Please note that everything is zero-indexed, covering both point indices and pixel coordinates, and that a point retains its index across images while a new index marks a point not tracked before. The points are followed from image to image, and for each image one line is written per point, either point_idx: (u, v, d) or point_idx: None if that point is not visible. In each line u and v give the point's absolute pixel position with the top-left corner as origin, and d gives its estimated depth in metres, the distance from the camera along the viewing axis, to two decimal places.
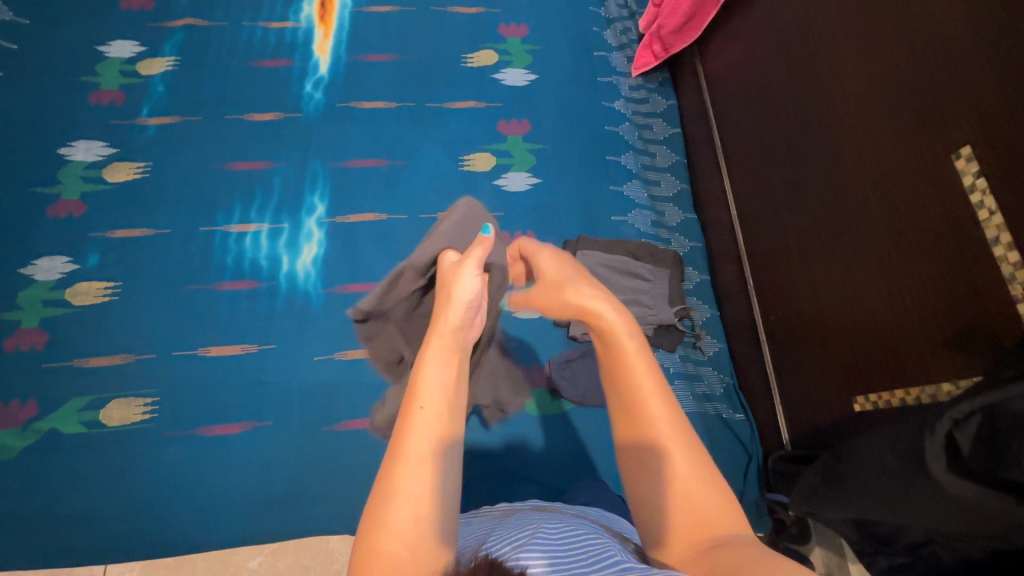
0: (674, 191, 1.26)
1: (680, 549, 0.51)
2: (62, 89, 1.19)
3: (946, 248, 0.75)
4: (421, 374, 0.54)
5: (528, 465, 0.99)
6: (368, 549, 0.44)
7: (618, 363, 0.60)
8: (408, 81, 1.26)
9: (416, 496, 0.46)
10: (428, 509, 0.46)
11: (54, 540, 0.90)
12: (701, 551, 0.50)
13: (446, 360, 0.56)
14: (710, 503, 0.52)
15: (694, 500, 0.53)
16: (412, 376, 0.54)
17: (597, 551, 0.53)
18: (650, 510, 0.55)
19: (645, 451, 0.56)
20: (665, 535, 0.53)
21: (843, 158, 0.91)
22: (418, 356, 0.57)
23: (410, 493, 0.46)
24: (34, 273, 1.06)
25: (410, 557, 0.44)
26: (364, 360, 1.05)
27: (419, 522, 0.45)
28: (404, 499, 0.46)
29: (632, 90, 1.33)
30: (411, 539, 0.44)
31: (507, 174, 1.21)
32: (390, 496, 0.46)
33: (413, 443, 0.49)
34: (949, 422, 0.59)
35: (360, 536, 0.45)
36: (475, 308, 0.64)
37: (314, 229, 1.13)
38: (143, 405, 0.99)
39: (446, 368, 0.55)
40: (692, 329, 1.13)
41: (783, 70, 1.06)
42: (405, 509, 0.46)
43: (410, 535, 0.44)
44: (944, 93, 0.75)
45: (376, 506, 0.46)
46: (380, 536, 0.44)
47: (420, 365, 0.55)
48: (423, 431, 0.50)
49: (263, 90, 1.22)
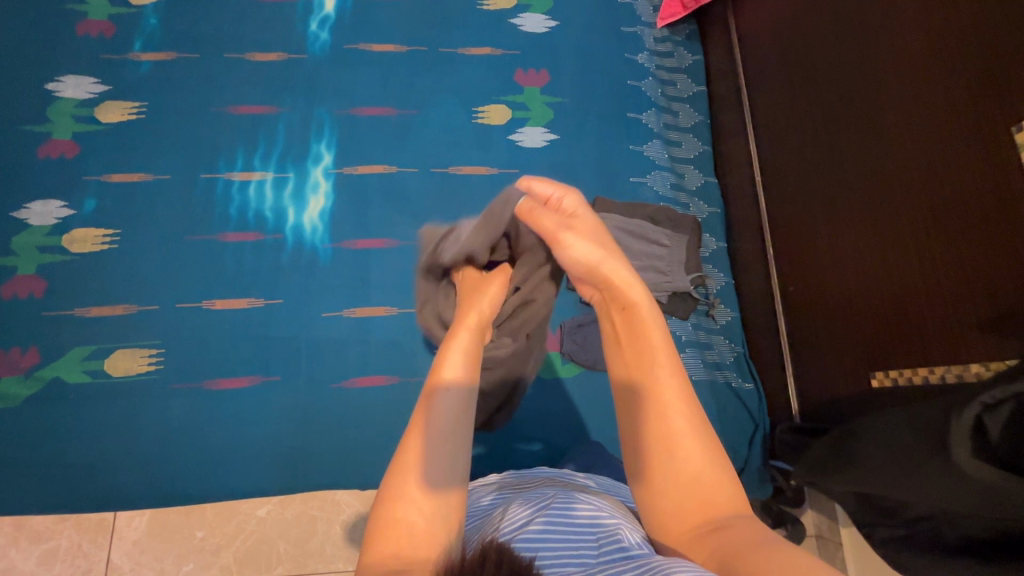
0: (696, 153, 1.20)
1: (679, 532, 0.51)
2: (48, 18, 1.11)
3: (990, 227, 0.72)
4: (443, 360, 0.59)
5: (534, 426, 1.00)
6: (384, 522, 0.47)
7: (636, 350, 0.59)
8: (420, 22, 1.18)
9: (416, 493, 0.48)
10: (423, 516, 0.47)
11: (64, 486, 0.91)
12: (700, 535, 0.49)
13: (460, 350, 0.61)
14: (706, 492, 0.51)
15: (687, 471, 0.52)
16: (434, 362, 0.59)
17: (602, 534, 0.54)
18: (651, 494, 0.53)
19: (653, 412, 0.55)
20: (665, 514, 0.52)
21: (886, 126, 0.87)
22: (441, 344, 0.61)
23: (408, 495, 0.48)
24: (28, 217, 1.01)
25: (424, 524, 0.46)
26: (372, 318, 1.02)
27: (415, 527, 0.46)
28: (408, 503, 0.47)
29: (656, 42, 1.25)
30: (431, 511, 0.47)
31: (523, 128, 1.15)
32: (395, 501, 0.48)
33: (435, 415, 0.53)
34: (979, 406, 0.59)
35: (378, 512, 0.48)
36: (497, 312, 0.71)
37: (320, 179, 1.08)
38: (149, 356, 0.97)
39: (462, 357, 0.60)
40: (707, 298, 1.11)
41: (826, 22, 0.99)
42: (408, 508, 0.47)
43: (417, 532, 0.46)
44: (1009, 57, 0.70)
45: (391, 485, 0.49)
46: (396, 505, 0.47)
47: (443, 353, 0.60)
48: (442, 410, 0.54)
49: (265, 27, 1.14)
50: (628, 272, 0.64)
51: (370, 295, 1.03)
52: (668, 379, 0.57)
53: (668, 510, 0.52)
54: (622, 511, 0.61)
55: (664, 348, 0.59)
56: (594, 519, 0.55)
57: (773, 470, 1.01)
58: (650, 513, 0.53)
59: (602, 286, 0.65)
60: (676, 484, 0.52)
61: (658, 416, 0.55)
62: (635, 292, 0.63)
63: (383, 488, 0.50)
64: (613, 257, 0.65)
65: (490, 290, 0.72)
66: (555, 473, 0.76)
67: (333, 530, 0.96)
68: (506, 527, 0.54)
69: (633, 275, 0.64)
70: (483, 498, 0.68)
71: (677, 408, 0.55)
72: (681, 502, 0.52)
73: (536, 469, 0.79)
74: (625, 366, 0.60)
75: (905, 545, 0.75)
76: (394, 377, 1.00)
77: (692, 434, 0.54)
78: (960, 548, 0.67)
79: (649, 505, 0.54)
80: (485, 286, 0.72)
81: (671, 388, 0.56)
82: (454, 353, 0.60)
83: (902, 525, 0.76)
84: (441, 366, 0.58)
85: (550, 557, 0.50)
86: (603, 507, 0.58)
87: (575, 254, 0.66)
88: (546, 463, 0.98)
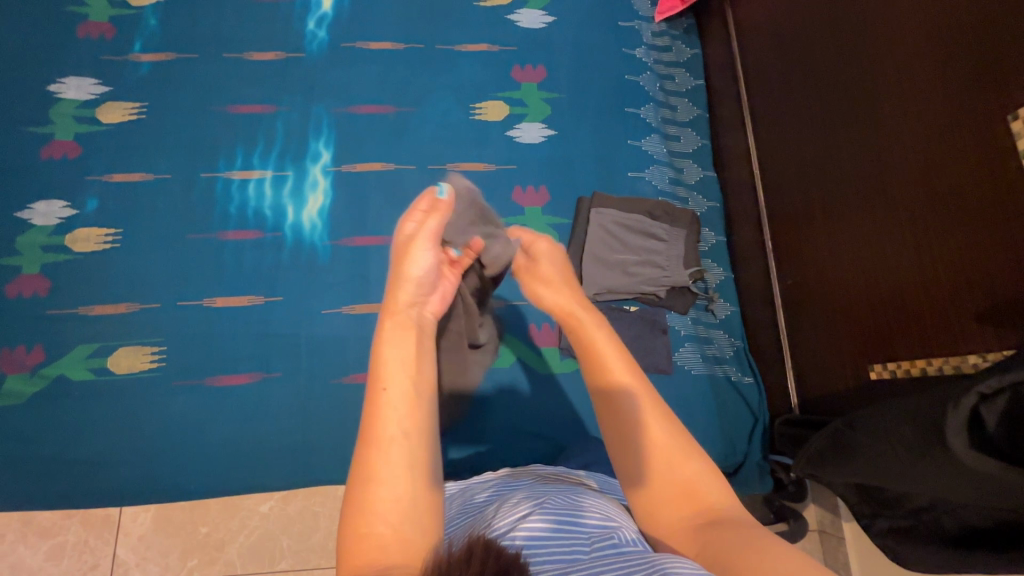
0: (695, 146, 1.20)
1: (672, 526, 0.51)
2: (49, 20, 1.12)
3: (989, 217, 0.72)
4: (382, 357, 0.54)
5: (533, 421, 1.00)
6: (357, 535, 0.46)
7: (591, 357, 0.61)
8: (417, 19, 1.18)
9: (380, 508, 0.47)
10: (393, 526, 0.46)
11: (69, 482, 0.92)
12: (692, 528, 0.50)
13: (404, 341, 0.56)
14: (691, 485, 0.52)
15: (674, 471, 0.53)
16: (372, 360, 0.54)
17: (593, 534, 0.54)
18: (638, 486, 0.54)
19: (625, 413, 0.56)
20: (656, 506, 0.53)
21: (883, 117, 0.86)
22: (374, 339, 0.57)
23: (373, 510, 0.47)
24: (31, 217, 1.03)
25: (396, 535, 0.46)
26: (371, 315, 1.03)
27: (385, 541, 0.46)
28: (376, 518, 0.46)
29: (654, 36, 1.25)
30: (397, 519, 0.47)
31: (521, 124, 1.15)
32: (363, 517, 0.47)
33: (383, 424, 0.50)
34: (976, 397, 0.58)
35: (347, 525, 0.47)
36: (430, 283, 0.61)
37: (319, 177, 1.08)
38: (151, 354, 0.98)
39: (405, 352, 0.55)
40: (706, 292, 1.10)
41: (824, 13, 0.98)
42: (376, 522, 0.46)
43: (390, 542, 0.46)
44: (1005, 44, 0.70)
45: (358, 497, 0.48)
46: (365, 520, 0.46)
47: (380, 348, 0.55)
48: (393, 415, 0.51)
49: (263, 27, 1.15)
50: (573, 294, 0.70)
51: (370, 292, 1.04)
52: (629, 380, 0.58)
53: (658, 506, 0.53)
54: (617, 509, 0.61)
55: (616, 346, 0.61)
56: (586, 520, 0.55)
57: (775, 464, 1.02)
58: (640, 507, 0.54)
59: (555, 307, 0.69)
60: (658, 475, 0.53)
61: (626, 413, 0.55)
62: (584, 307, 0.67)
63: (349, 502, 0.48)
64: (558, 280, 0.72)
65: (416, 257, 0.61)
66: (552, 470, 0.77)
67: (335, 524, 0.99)
68: (498, 523, 0.55)
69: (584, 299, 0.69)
70: (477, 496, 0.68)
71: (642, 401, 0.56)
72: (670, 501, 0.52)
73: (535, 466, 0.81)
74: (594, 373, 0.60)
75: (907, 536, 0.75)
76: None
77: (665, 430, 0.55)
78: (962, 537, 0.67)
79: (638, 506, 0.55)
80: (408, 253, 0.60)
81: (625, 375, 0.58)
82: (393, 346, 0.55)
83: (903, 516, 0.75)
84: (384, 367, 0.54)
85: (540, 552, 0.50)
86: (597, 509, 0.58)
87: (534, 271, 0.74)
88: (544, 459, 0.98)
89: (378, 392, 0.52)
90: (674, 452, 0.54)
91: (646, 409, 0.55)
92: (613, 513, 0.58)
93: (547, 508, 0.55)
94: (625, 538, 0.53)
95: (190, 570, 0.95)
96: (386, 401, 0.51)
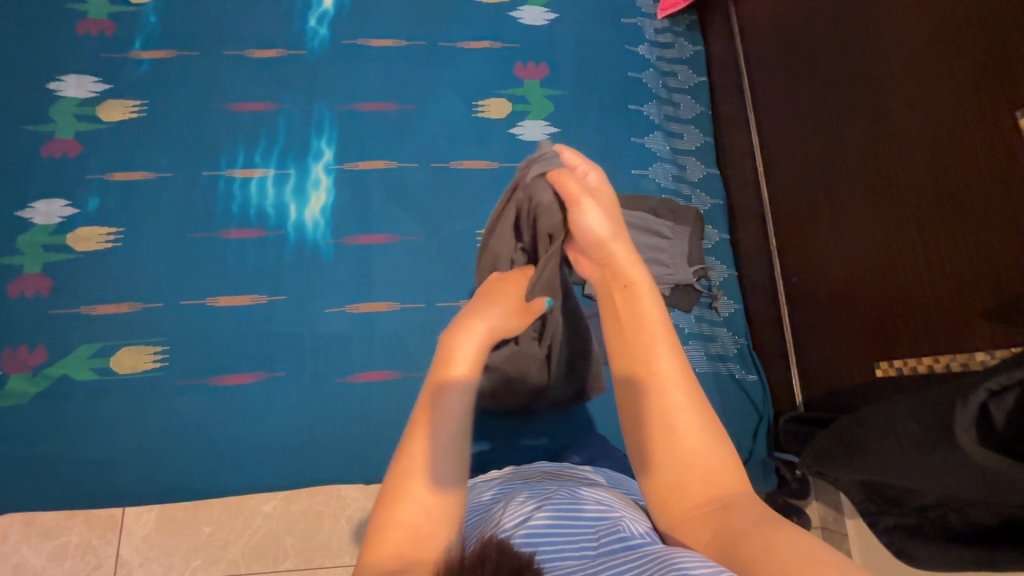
0: (698, 144, 1.20)
1: (683, 516, 0.51)
2: (48, 17, 1.11)
3: (998, 213, 0.71)
4: (450, 364, 0.54)
5: (538, 418, 1.00)
6: (385, 522, 0.47)
7: (631, 319, 0.58)
8: (419, 16, 1.18)
9: (413, 500, 0.47)
10: (424, 522, 0.47)
11: (73, 482, 0.92)
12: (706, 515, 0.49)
13: (472, 351, 0.56)
14: (710, 473, 0.51)
15: (693, 458, 0.52)
16: (439, 360, 0.55)
17: (605, 526, 0.54)
18: (652, 473, 0.53)
19: (649, 400, 0.54)
20: (672, 496, 0.52)
21: (889, 113, 0.86)
22: (442, 341, 0.57)
23: (408, 499, 0.47)
24: (32, 217, 1.02)
25: (427, 530, 0.46)
26: (374, 313, 1.03)
27: (414, 534, 0.46)
28: (409, 511, 0.47)
29: (657, 33, 1.25)
30: (428, 515, 0.47)
31: (523, 122, 1.15)
32: (394, 508, 0.47)
33: (436, 422, 0.51)
34: (984, 393, 0.59)
35: (377, 512, 0.48)
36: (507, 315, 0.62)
37: (321, 175, 1.08)
38: (153, 353, 0.98)
39: (472, 363, 0.55)
40: (709, 290, 1.10)
41: (827, 9, 0.98)
42: (408, 515, 0.47)
43: (418, 537, 0.46)
44: (1012, 38, 0.69)
45: (391, 488, 0.49)
46: (397, 510, 0.47)
47: (450, 353, 0.55)
48: (450, 418, 0.51)
49: (264, 24, 1.14)
50: (630, 254, 0.63)
51: (373, 291, 1.03)
52: (667, 362, 0.55)
53: (672, 496, 0.52)
54: (624, 503, 0.60)
55: (662, 321, 0.58)
56: (597, 513, 0.55)
57: (779, 462, 1.01)
58: (654, 497, 0.53)
59: (603, 265, 0.65)
60: (676, 464, 0.52)
61: (659, 387, 0.54)
62: (637, 274, 0.62)
63: (381, 496, 0.49)
64: (622, 238, 0.65)
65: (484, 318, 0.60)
66: (559, 466, 0.77)
67: (339, 523, 0.99)
68: (507, 521, 0.54)
69: (636, 259, 0.63)
70: (485, 493, 0.68)
71: (669, 382, 0.54)
72: (682, 488, 0.51)
73: (537, 462, 0.80)
74: (625, 344, 0.57)
75: (914, 534, 0.75)
76: (398, 372, 1.00)
77: (693, 420, 0.53)
78: (970, 535, 0.67)
79: (652, 491, 0.53)
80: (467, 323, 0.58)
81: (665, 360, 0.55)
82: (464, 353, 0.55)
83: (908, 515, 0.75)
84: (445, 366, 0.54)
85: (549, 553, 0.50)
86: (606, 502, 0.58)
87: (588, 227, 0.65)
88: (548, 456, 0.98)
89: (435, 393, 0.53)
90: (698, 439, 0.52)
91: (676, 400, 0.53)
92: (621, 506, 0.58)
93: (556, 504, 0.55)
94: (632, 529, 0.53)
95: (194, 570, 0.95)
96: (448, 398, 0.52)
